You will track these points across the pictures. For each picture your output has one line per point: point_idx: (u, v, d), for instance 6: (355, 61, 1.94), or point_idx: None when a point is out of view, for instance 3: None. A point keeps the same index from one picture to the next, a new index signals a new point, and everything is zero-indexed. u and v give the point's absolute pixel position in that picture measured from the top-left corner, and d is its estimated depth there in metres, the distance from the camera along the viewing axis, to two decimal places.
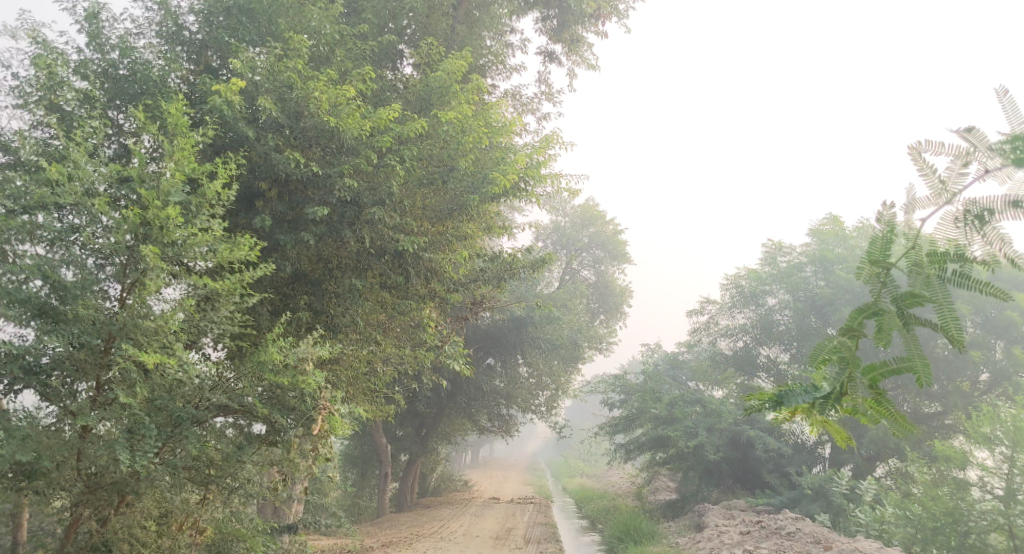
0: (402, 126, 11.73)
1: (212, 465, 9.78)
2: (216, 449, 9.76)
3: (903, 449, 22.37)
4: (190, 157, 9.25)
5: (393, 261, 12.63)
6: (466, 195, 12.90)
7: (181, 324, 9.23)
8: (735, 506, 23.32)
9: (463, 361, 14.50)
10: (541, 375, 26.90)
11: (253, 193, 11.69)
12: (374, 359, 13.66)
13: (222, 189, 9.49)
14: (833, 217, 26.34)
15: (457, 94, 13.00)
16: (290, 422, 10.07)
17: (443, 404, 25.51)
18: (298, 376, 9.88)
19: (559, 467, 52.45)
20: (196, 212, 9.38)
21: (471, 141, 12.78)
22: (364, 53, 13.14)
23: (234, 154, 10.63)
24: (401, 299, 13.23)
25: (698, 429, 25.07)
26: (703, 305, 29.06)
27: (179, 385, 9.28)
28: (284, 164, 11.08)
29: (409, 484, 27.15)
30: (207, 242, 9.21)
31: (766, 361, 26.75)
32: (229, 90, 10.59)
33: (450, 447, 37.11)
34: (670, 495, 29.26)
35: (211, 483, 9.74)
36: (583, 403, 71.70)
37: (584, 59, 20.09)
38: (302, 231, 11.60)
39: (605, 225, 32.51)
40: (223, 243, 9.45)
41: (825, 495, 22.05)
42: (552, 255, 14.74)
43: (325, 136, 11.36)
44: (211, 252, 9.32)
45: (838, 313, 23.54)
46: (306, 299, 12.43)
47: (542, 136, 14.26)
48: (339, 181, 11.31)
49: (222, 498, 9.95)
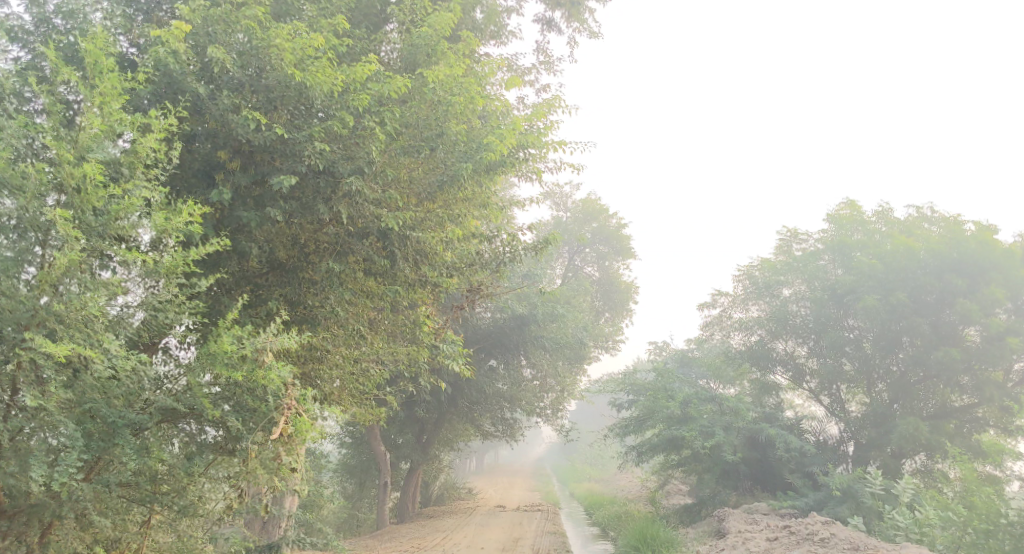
0: (382, 84, 10.22)
1: (157, 481, 8.36)
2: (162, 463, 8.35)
3: (937, 445, 20.85)
4: (115, 102, 7.88)
5: (378, 243, 10.96)
6: (457, 164, 11.32)
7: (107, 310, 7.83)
8: (758, 510, 21.60)
9: (462, 360, 12.92)
10: (546, 375, 25.30)
11: (211, 166, 10.05)
12: (361, 356, 12.06)
13: (159, 144, 8.10)
14: (850, 201, 24.68)
15: (444, 52, 11.47)
16: (247, 427, 8.46)
17: (444, 409, 23.87)
18: (258, 370, 8.24)
19: (566, 471, 50.76)
20: (128, 173, 8.01)
21: (463, 105, 11.24)
22: (338, 9, 11.55)
23: (176, 110, 9.06)
24: (386, 288, 11.61)
25: (715, 428, 23.48)
26: (714, 298, 27.62)
27: (114, 385, 7.85)
28: (243, 127, 9.53)
29: (409, 495, 25.43)
30: (136, 208, 7.83)
31: (782, 355, 24.95)
32: (173, 36, 9.30)
33: (451, 454, 35.51)
34: (685, 500, 27.58)
35: (155, 501, 8.29)
36: (587, 406, 70.22)
37: (586, 26, 18.53)
38: (268, 207, 10.06)
39: (608, 219, 30.88)
40: (162, 211, 8.14)
41: (853, 496, 20.42)
42: (557, 236, 13.26)
43: (292, 96, 9.78)
44: (146, 221, 7.96)
45: (862, 301, 21.79)
46: (279, 292, 10.82)
47: (544, 99, 12.69)
48: (308, 146, 9.77)
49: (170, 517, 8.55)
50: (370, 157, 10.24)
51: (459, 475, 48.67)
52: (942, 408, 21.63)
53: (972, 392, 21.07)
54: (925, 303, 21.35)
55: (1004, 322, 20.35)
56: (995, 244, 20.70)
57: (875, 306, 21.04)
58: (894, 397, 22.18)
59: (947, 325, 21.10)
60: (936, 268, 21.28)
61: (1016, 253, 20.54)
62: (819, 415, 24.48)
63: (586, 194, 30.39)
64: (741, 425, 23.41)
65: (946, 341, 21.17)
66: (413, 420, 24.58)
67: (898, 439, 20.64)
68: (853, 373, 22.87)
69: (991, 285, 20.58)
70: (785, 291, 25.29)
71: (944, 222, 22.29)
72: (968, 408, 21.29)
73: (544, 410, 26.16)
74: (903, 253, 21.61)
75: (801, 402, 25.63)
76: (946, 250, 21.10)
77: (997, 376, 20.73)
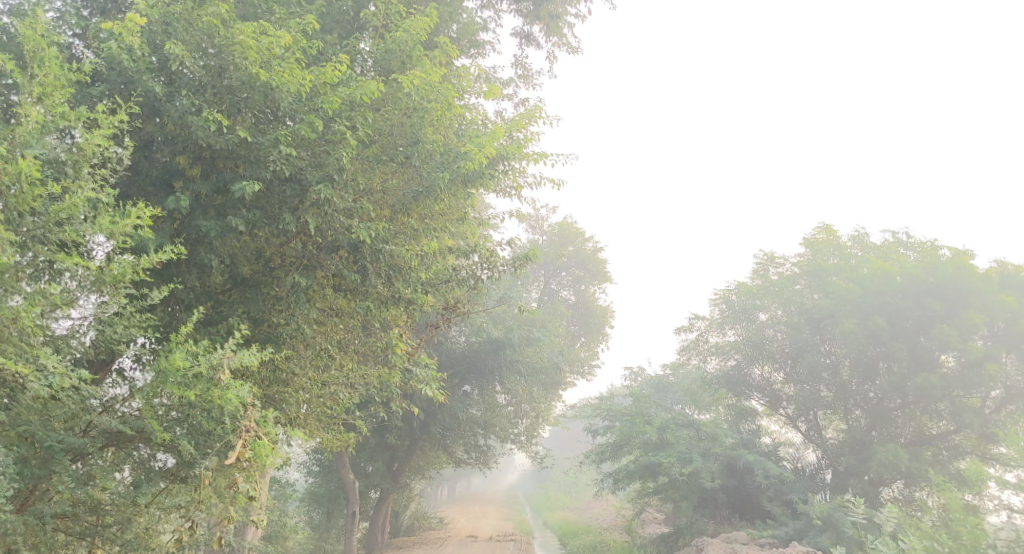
0: (353, 88, 9.61)
1: (97, 512, 7.87)
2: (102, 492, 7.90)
3: (917, 473, 20.37)
4: (58, 96, 7.56)
5: (348, 256, 10.39)
6: (434, 174, 10.82)
7: (43, 321, 7.37)
8: (737, 539, 21.00)
9: (436, 384, 12.30)
10: (521, 401, 24.69)
11: (170, 173, 9.45)
12: (329, 379, 11.44)
13: (104, 142, 7.66)
14: (827, 225, 24.33)
15: (420, 58, 10.93)
16: (202, 452, 7.78)
17: (416, 436, 23.10)
18: (212, 389, 7.59)
19: (540, 499, 49.94)
20: (72, 172, 7.63)
21: (439, 112, 10.72)
22: (308, 12, 11.00)
23: (127, 109, 8.53)
24: (357, 305, 11.00)
25: (693, 454, 22.86)
26: (691, 322, 27.17)
27: (52, 406, 7.52)
28: (203, 130, 8.95)
29: (379, 524, 24.57)
30: (77, 210, 7.42)
31: (759, 381, 24.44)
32: (126, 30, 8.75)
33: (424, 483, 34.64)
34: (662, 529, 26.91)
35: (93, 536, 7.80)
36: (561, 433, 69.52)
37: (565, 40, 18.13)
38: (229, 216, 9.41)
39: (584, 243, 30.43)
40: (110, 214, 7.66)
41: (834, 525, 19.88)
42: (537, 252, 12.78)
43: (257, 98, 9.20)
44: (90, 223, 7.51)
45: (840, 326, 21.37)
46: (241, 309, 10.15)
47: (525, 108, 12.21)
48: (273, 150, 9.14)
49: None
50: (339, 164, 9.61)
51: (432, 504, 47.77)
52: (921, 435, 21.20)
53: (951, 418, 20.58)
54: (903, 328, 21.01)
55: (982, 348, 19.85)
56: (972, 267, 20.37)
57: (852, 330, 20.71)
58: (872, 424, 21.74)
59: (925, 350, 20.71)
60: (913, 292, 20.92)
61: (993, 277, 20.10)
62: (797, 442, 23.99)
63: (563, 217, 29.96)
64: (719, 451, 22.87)
65: (924, 366, 20.77)
66: (383, 447, 23.78)
67: (878, 466, 20.15)
68: (831, 399, 22.47)
69: (969, 310, 20.17)
70: (762, 316, 24.64)
71: (922, 246, 22.00)
72: (947, 435, 20.85)
73: (519, 437, 25.53)
74: (881, 278, 21.34)
75: (779, 428, 25.16)
76: (923, 275, 20.82)
77: (976, 402, 20.28)
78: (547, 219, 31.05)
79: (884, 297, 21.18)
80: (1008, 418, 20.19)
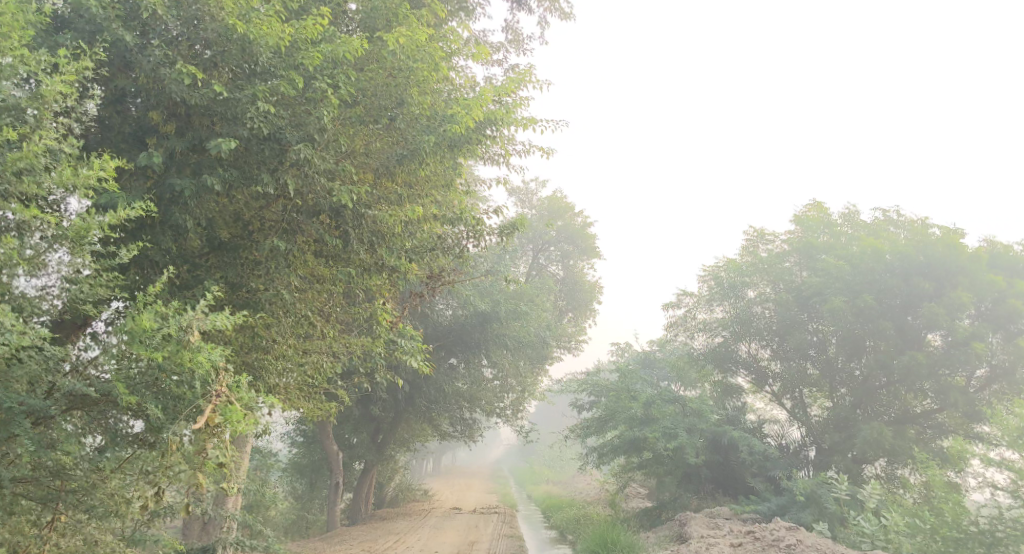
0: (336, 45, 9.28)
1: (59, 477, 7.77)
2: (65, 456, 7.70)
3: (901, 451, 20.31)
4: (16, 40, 7.37)
5: (330, 221, 10.18)
6: (419, 137, 10.52)
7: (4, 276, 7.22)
8: (720, 514, 20.92)
9: (420, 356, 12.08)
10: (508, 375, 24.49)
11: (144, 129, 9.17)
12: (310, 347, 11.17)
13: (66, 89, 7.48)
14: (818, 202, 24.06)
15: (406, 16, 10.59)
16: (168, 416, 7.54)
17: (400, 408, 22.85)
18: (183, 351, 7.40)
19: (525, 473, 49.99)
20: (33, 119, 7.45)
21: (426, 72, 10.40)
22: None
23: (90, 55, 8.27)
24: (339, 271, 10.70)
25: (678, 430, 22.71)
26: (680, 298, 26.98)
27: (13, 367, 7.34)
28: (176, 83, 8.66)
29: (362, 496, 24.37)
30: (37, 159, 7.21)
31: (745, 358, 24.28)
32: None
33: (408, 455, 34.55)
34: (645, 503, 26.89)
35: (55, 500, 7.74)
36: (547, 408, 69.61)
37: (557, 6, 17.76)
38: (204, 174, 9.10)
39: (574, 217, 30.12)
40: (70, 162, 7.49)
41: (817, 501, 19.79)
42: (526, 222, 12.67)
43: (235, 52, 8.92)
44: (51, 172, 7.32)
45: (827, 303, 21.17)
46: (218, 274, 9.83)
47: (514, 72, 11.87)
48: (250, 107, 8.85)
49: (76, 519, 7.86)
50: (320, 123, 9.30)
51: (416, 476, 47.68)
52: (904, 413, 21.14)
53: (935, 397, 20.48)
54: (891, 306, 20.87)
55: (969, 327, 19.67)
56: (962, 246, 20.18)
57: (841, 307, 20.51)
58: (857, 402, 21.63)
59: (913, 329, 20.59)
60: (902, 270, 20.74)
61: (982, 256, 19.93)
62: (782, 419, 23.89)
63: (552, 191, 29.65)
64: (703, 427, 22.75)
65: (910, 345, 20.74)
66: (367, 419, 23.55)
67: (862, 444, 20.07)
68: (817, 376, 22.36)
69: (957, 288, 19.95)
70: (751, 293, 24.37)
71: (912, 224, 21.84)
72: (931, 414, 20.79)
73: (504, 411, 25.36)
74: (871, 255, 21.18)
75: (764, 406, 25.05)
76: (913, 253, 20.65)
77: (961, 381, 20.18)
78: (537, 193, 30.73)
79: (873, 275, 20.99)
80: (992, 397, 20.11)
